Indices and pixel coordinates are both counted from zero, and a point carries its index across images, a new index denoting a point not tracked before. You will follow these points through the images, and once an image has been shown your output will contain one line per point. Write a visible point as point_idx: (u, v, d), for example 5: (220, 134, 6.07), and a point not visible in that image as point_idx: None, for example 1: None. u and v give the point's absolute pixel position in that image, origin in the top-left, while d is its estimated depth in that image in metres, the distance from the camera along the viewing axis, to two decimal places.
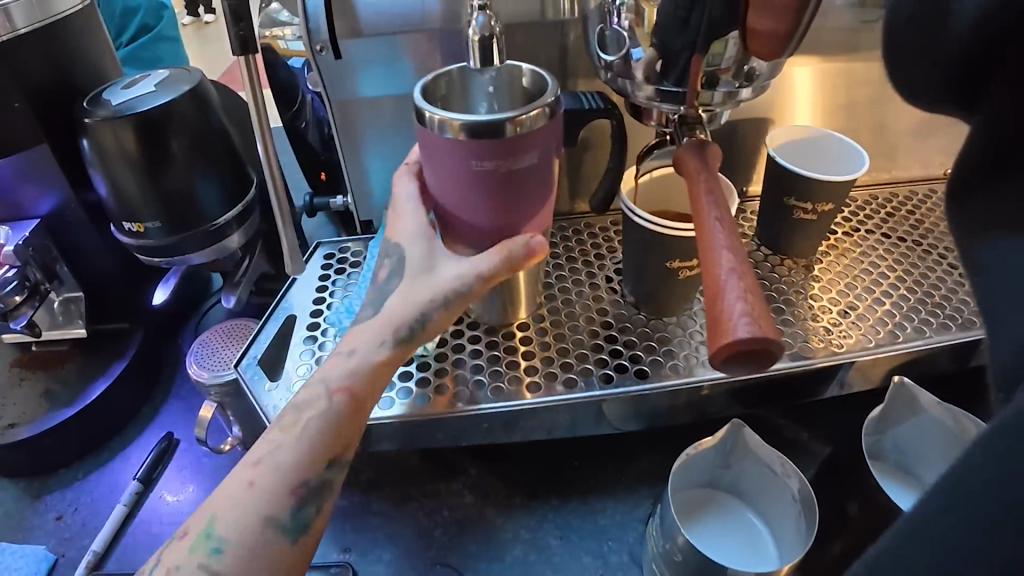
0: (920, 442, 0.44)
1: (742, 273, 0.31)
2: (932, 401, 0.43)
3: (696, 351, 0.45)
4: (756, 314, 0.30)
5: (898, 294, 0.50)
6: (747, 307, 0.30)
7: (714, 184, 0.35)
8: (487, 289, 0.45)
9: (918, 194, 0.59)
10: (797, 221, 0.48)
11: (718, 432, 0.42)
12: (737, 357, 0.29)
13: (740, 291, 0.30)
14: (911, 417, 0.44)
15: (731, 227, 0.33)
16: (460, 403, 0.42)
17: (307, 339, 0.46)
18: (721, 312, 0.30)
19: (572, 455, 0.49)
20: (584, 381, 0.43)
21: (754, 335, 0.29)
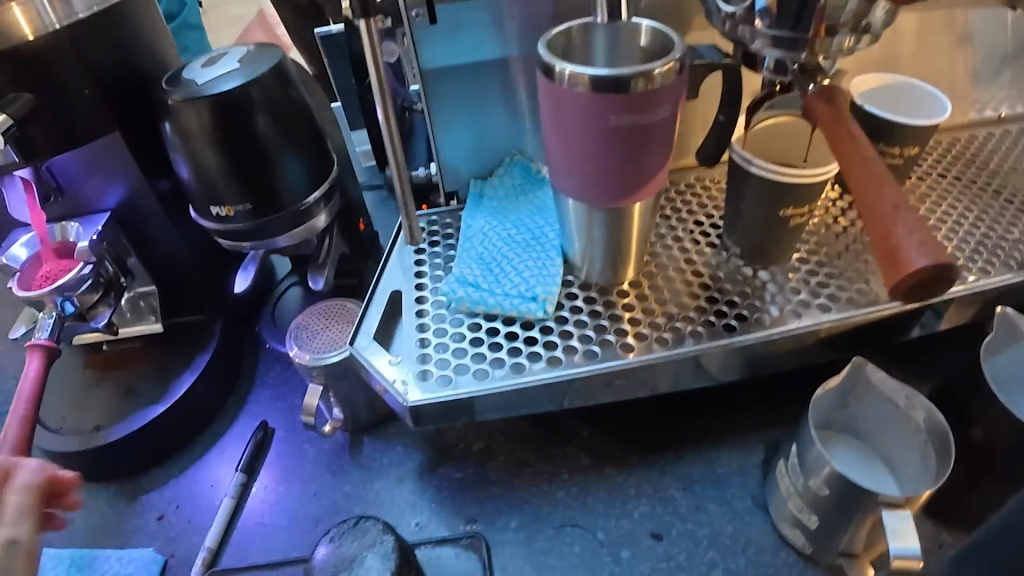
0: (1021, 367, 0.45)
1: (907, 207, 0.32)
2: None
3: (809, 295, 0.46)
4: (931, 243, 0.31)
5: (979, 234, 0.51)
6: (922, 237, 0.31)
7: (856, 125, 0.36)
8: (599, 248, 0.45)
9: (980, 137, 0.60)
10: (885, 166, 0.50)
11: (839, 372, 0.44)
12: (914, 286, 0.31)
13: (910, 223, 0.32)
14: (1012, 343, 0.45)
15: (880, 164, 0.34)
16: (591, 361, 0.42)
17: (416, 313, 0.46)
18: (896, 246, 0.31)
19: (679, 410, 0.50)
20: (685, 337, 0.44)
21: (935, 262, 0.30)
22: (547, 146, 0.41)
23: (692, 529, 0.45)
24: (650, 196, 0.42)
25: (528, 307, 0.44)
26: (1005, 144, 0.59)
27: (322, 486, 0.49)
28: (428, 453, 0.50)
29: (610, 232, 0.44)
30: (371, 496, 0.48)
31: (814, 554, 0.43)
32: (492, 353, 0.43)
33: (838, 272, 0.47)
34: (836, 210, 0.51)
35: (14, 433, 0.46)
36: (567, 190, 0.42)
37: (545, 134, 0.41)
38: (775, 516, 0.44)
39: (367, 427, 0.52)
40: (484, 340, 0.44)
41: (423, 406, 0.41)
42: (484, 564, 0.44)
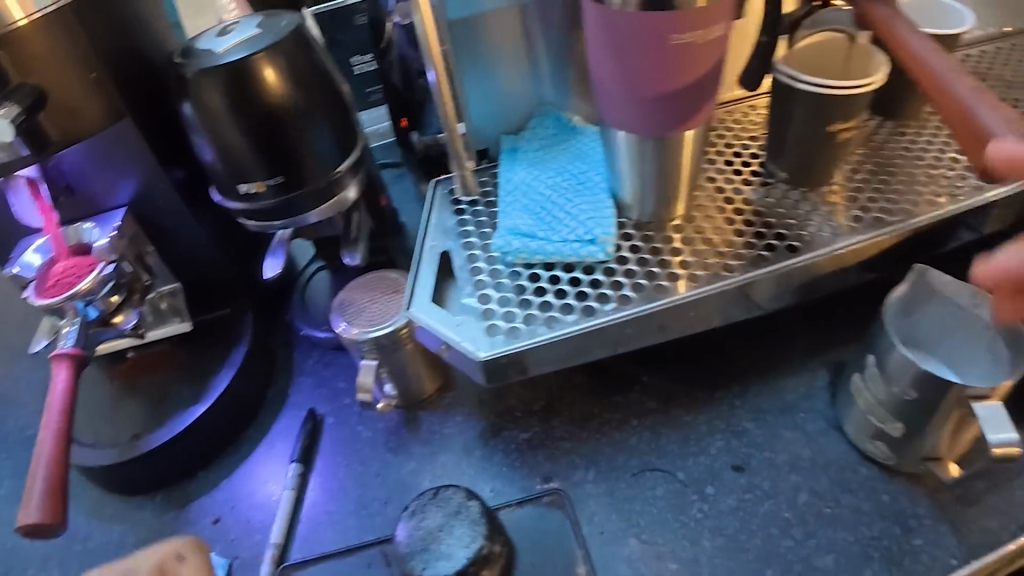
0: None
1: (984, 90, 0.33)
2: None
3: (856, 210, 0.46)
4: (1014, 120, 0.32)
5: None
6: (1004, 115, 0.32)
7: (911, 24, 0.37)
8: (652, 185, 0.44)
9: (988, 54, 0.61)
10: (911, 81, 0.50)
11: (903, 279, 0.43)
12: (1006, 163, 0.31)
13: (989, 104, 0.32)
14: None
15: (951, 60, 0.35)
16: (659, 295, 0.42)
17: (470, 271, 0.44)
18: (975, 126, 0.32)
19: (735, 345, 0.50)
20: (742, 263, 0.43)
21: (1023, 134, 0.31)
22: (599, 81, 0.41)
23: (771, 457, 0.45)
24: (700, 124, 0.42)
25: (588, 250, 0.43)
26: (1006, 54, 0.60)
27: (385, 466, 0.48)
28: (489, 419, 0.48)
29: (664, 164, 0.43)
30: (437, 468, 0.47)
31: (895, 464, 0.43)
32: (559, 300, 0.42)
33: (880, 187, 0.48)
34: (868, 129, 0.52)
35: (55, 449, 0.42)
36: (616, 123, 0.42)
37: (597, 69, 0.40)
38: (852, 433, 0.44)
39: (421, 400, 0.50)
40: (550, 288, 0.43)
41: (499, 359, 0.40)
42: (569, 519, 0.43)
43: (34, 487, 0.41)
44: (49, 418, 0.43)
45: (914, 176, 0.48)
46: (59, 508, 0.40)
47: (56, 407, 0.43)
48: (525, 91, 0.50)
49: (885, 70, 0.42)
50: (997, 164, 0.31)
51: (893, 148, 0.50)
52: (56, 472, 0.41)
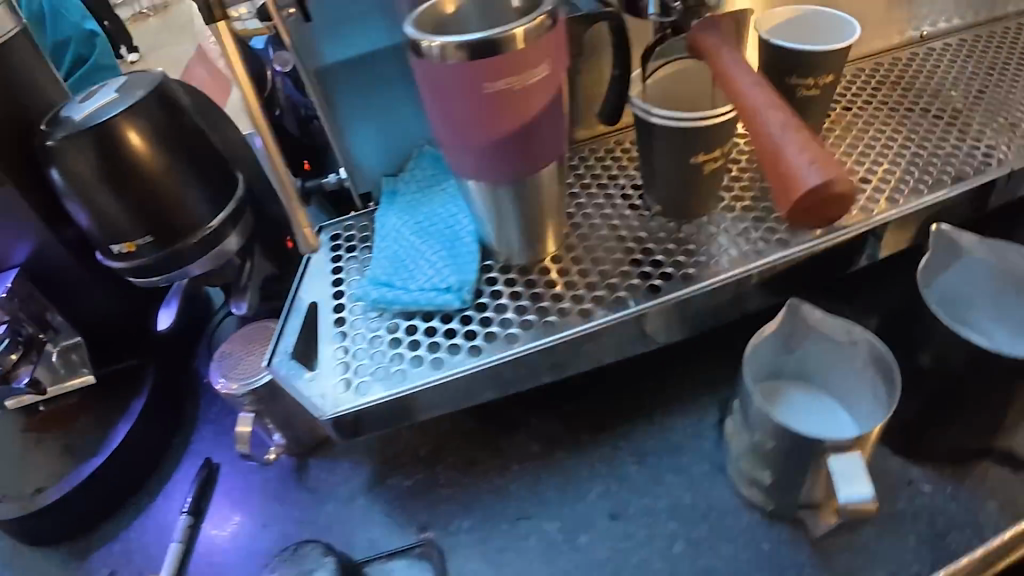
0: (969, 277, 0.44)
1: (797, 128, 0.30)
2: (972, 239, 0.42)
3: (736, 244, 0.44)
4: (822, 159, 0.29)
5: (911, 152, 0.50)
6: (810, 154, 0.29)
7: (740, 55, 0.34)
8: (516, 227, 0.43)
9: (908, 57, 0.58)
10: (802, 99, 0.47)
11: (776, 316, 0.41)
12: (814, 206, 0.29)
13: (800, 143, 0.29)
14: (954, 259, 0.43)
15: (770, 89, 0.32)
16: (513, 344, 0.41)
17: (337, 323, 0.44)
18: (784, 168, 0.29)
19: (627, 383, 0.48)
20: (610, 304, 0.42)
21: (826, 179, 0.28)
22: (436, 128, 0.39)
23: (650, 504, 0.43)
24: (550, 163, 0.41)
25: (444, 299, 0.42)
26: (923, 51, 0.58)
27: (272, 516, 0.48)
28: (375, 466, 0.48)
29: (525, 206, 0.42)
30: (320, 518, 0.46)
31: (776, 510, 0.41)
32: (423, 350, 0.41)
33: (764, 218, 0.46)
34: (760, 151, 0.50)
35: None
36: (462, 170, 0.40)
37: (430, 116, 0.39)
38: (734, 477, 0.42)
39: (313, 447, 0.50)
40: (410, 340, 0.42)
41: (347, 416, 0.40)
42: (439, 572, 0.42)
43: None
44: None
45: None
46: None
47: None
48: (404, 131, 0.50)
49: None
50: (790, 211, 0.29)
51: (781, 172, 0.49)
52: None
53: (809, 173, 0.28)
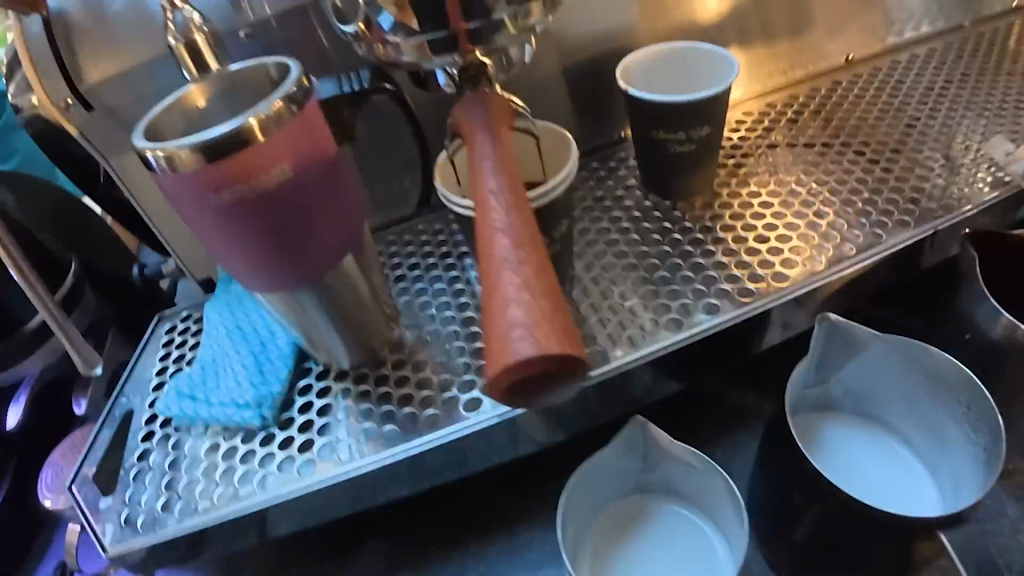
0: (875, 374, 0.37)
1: (524, 263, 0.22)
2: (869, 333, 0.35)
3: (587, 339, 0.38)
4: (543, 316, 0.20)
5: (814, 211, 0.42)
6: (527, 310, 0.20)
7: (497, 147, 0.26)
8: (331, 332, 0.38)
9: (820, 93, 0.52)
10: (676, 156, 0.41)
11: (621, 430, 0.35)
12: (521, 381, 0.21)
13: (525, 286, 0.21)
14: (855, 355, 0.37)
15: (516, 199, 0.24)
16: (330, 467, 0.36)
17: (153, 440, 0.40)
18: (497, 324, 0.21)
19: (490, 487, 0.43)
20: (447, 413, 0.37)
21: (540, 350, 0.20)
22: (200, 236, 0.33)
23: None
24: (343, 259, 0.35)
25: (243, 416, 0.38)
26: (827, 91, 0.52)
27: None
28: None
29: (336, 307, 0.37)
30: None
31: None
32: (241, 470, 0.37)
33: (625, 304, 0.39)
34: (633, 218, 0.44)
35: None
36: (237, 279, 0.34)
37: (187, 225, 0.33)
38: None
39: None
40: (223, 460, 0.38)
41: (136, 556, 0.35)
42: None
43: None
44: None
45: (669, 282, 0.40)
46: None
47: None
48: None
49: (576, 164, 0.34)
50: (499, 391, 0.20)
51: (656, 244, 0.42)
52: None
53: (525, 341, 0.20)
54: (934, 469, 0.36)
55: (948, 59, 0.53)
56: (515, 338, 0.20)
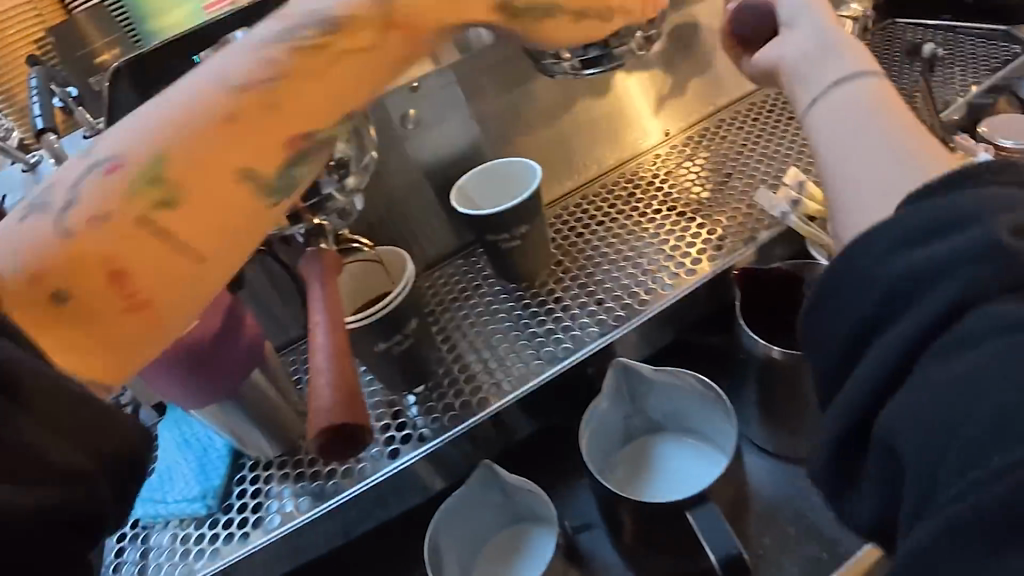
0: (670, 398, 0.46)
1: (336, 358, 0.34)
2: (651, 370, 0.45)
3: (452, 405, 0.49)
4: (340, 395, 0.32)
5: (624, 271, 0.54)
6: (331, 391, 0.32)
7: (326, 288, 0.39)
8: (253, 432, 0.49)
9: (641, 168, 0.63)
10: (507, 250, 0.53)
11: (473, 476, 0.45)
12: (336, 437, 0.32)
13: (333, 378, 0.33)
14: (649, 388, 0.46)
15: (334, 315, 0.37)
16: (264, 532, 0.46)
17: (126, 539, 0.49)
18: (312, 402, 0.33)
19: (402, 536, 0.52)
20: (350, 477, 0.47)
21: (335, 421, 0.31)
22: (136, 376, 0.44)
23: None
24: (247, 376, 0.46)
25: (194, 507, 0.48)
26: (645, 164, 0.64)
27: None
28: None
29: (248, 411, 0.47)
30: None
31: None
32: (195, 551, 0.47)
33: (479, 371, 0.50)
34: (488, 299, 0.55)
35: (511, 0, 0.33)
36: (170, 400, 0.45)
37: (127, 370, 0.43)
38: None
39: None
40: (181, 545, 0.48)
41: None
42: None
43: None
44: (256, 83, 0.26)
45: (512, 347, 0.51)
46: (125, 359, 0.24)
47: (167, 269, 0.24)
48: None
49: (412, 281, 0.46)
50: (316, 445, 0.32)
51: (507, 317, 0.53)
52: (120, 247, 0.23)
53: (323, 411, 0.32)
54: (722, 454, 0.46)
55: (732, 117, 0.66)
56: (320, 410, 0.32)
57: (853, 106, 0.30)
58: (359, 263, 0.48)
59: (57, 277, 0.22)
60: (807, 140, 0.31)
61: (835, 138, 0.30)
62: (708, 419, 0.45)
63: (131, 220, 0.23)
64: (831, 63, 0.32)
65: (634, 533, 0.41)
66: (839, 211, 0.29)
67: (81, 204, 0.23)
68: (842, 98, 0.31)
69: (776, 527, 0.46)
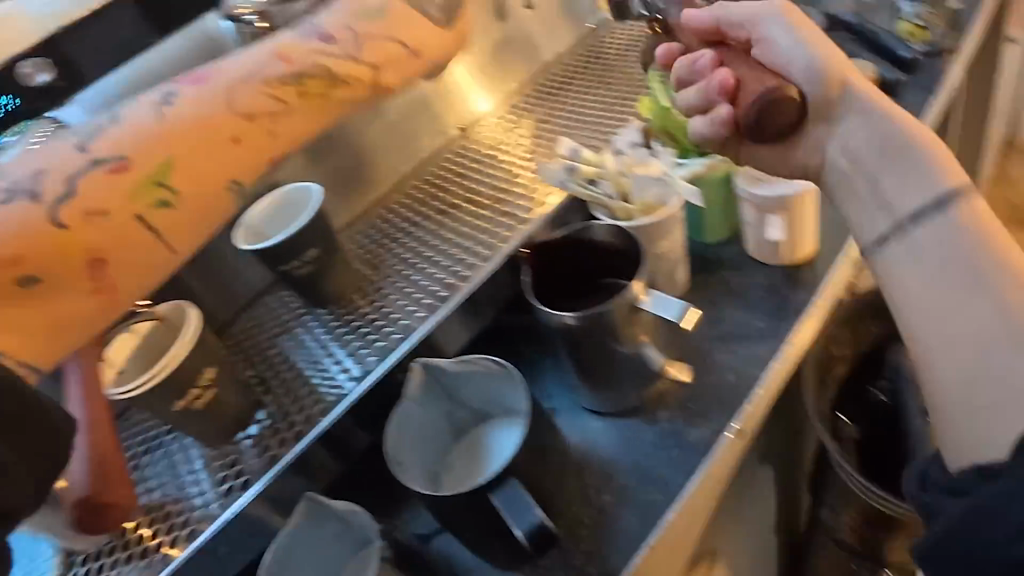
0: (471, 384, 0.45)
1: None
2: (450, 364, 0.44)
3: (276, 445, 0.48)
4: None
5: (429, 267, 0.54)
6: None
7: None
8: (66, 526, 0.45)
9: (437, 166, 0.64)
10: (304, 275, 0.52)
11: (296, 515, 0.43)
12: None
13: None
14: (453, 382, 0.45)
15: None
16: None
17: None
18: None
19: None
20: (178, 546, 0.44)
21: None
22: None
23: None
24: None
25: None
26: (441, 160, 0.65)
27: None
28: None
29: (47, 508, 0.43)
30: None
31: None
32: None
33: (299, 405, 0.49)
34: (300, 330, 0.54)
35: (391, 78, 0.40)
36: None
37: None
38: None
39: None
40: None
41: None
42: None
43: (343, 61, 0.38)
44: (256, 110, 0.35)
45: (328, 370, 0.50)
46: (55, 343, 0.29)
47: (143, 262, 0.30)
48: None
49: (197, 336, 0.46)
50: None
51: (317, 343, 0.52)
52: (105, 243, 0.29)
53: None
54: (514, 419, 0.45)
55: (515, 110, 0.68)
56: None
57: (953, 253, 0.33)
58: (141, 329, 0.47)
59: (43, 263, 0.28)
60: (884, 284, 0.35)
61: (954, 266, 0.33)
62: (501, 393, 0.45)
63: (125, 213, 0.30)
64: (926, 179, 0.35)
65: (468, 529, 0.39)
66: (954, 444, 0.32)
67: (71, 202, 0.29)
68: (942, 226, 0.33)
69: (615, 483, 0.46)
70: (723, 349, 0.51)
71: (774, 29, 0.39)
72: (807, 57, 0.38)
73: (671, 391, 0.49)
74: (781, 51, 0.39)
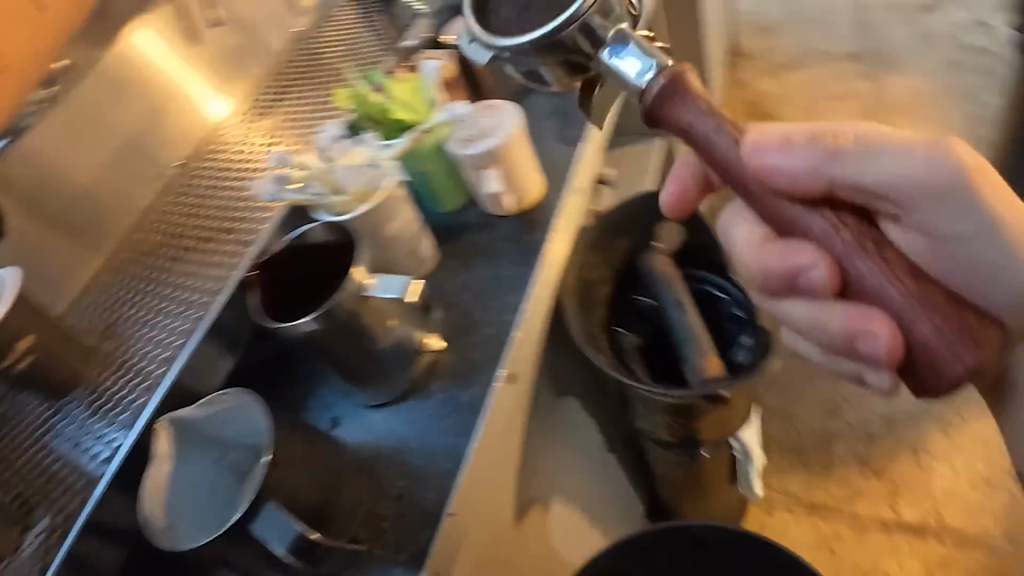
0: (218, 427, 0.43)
1: None
2: (193, 412, 0.43)
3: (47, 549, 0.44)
4: None
5: (170, 316, 0.52)
6: None
7: None
8: None
9: (163, 214, 0.62)
10: (26, 367, 0.47)
11: None
12: None
13: None
14: (206, 435, 0.43)
15: None
16: None
17: None
18: None
19: None
20: None
21: None
22: None
23: None
24: None
25: None
26: (166, 207, 0.62)
27: None
28: None
29: None
30: None
31: None
32: None
33: (65, 503, 0.46)
34: (47, 426, 0.50)
35: None
36: None
37: None
38: None
39: None
40: None
41: None
42: None
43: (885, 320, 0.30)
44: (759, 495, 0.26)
45: (89, 458, 0.48)
46: None
47: None
48: None
49: None
50: None
51: (68, 440, 0.49)
52: None
53: None
54: (259, 437, 0.41)
55: (225, 139, 0.66)
56: None
57: None
58: None
59: None
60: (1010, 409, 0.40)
61: None
62: (240, 421, 0.42)
63: None
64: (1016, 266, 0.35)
65: (257, 563, 0.38)
66: None
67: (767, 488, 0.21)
68: None
69: (407, 469, 0.46)
70: (480, 306, 0.52)
71: (941, 197, 0.34)
72: (1017, 270, 0.34)
73: (440, 362, 0.50)
74: (890, 282, 0.31)
